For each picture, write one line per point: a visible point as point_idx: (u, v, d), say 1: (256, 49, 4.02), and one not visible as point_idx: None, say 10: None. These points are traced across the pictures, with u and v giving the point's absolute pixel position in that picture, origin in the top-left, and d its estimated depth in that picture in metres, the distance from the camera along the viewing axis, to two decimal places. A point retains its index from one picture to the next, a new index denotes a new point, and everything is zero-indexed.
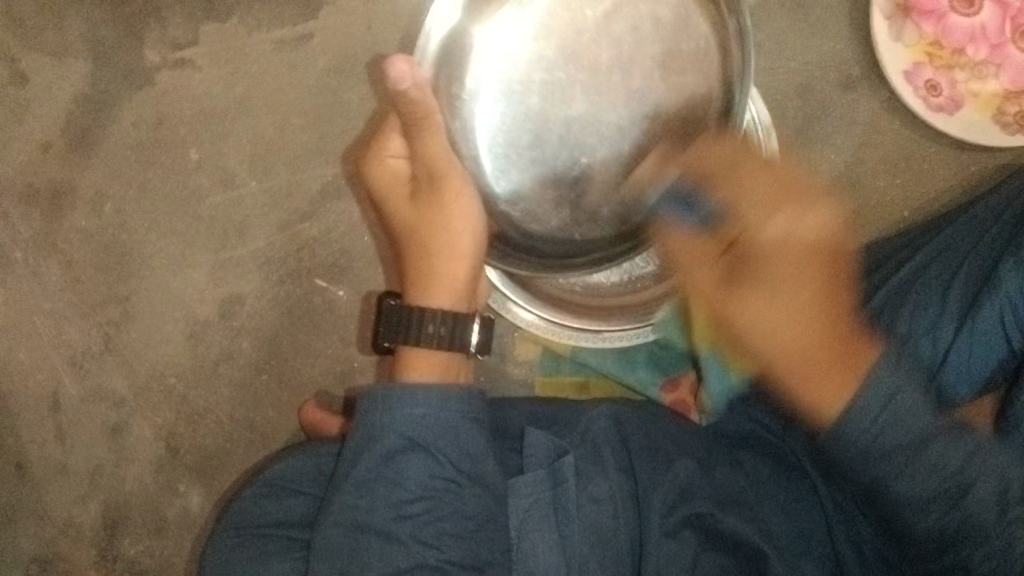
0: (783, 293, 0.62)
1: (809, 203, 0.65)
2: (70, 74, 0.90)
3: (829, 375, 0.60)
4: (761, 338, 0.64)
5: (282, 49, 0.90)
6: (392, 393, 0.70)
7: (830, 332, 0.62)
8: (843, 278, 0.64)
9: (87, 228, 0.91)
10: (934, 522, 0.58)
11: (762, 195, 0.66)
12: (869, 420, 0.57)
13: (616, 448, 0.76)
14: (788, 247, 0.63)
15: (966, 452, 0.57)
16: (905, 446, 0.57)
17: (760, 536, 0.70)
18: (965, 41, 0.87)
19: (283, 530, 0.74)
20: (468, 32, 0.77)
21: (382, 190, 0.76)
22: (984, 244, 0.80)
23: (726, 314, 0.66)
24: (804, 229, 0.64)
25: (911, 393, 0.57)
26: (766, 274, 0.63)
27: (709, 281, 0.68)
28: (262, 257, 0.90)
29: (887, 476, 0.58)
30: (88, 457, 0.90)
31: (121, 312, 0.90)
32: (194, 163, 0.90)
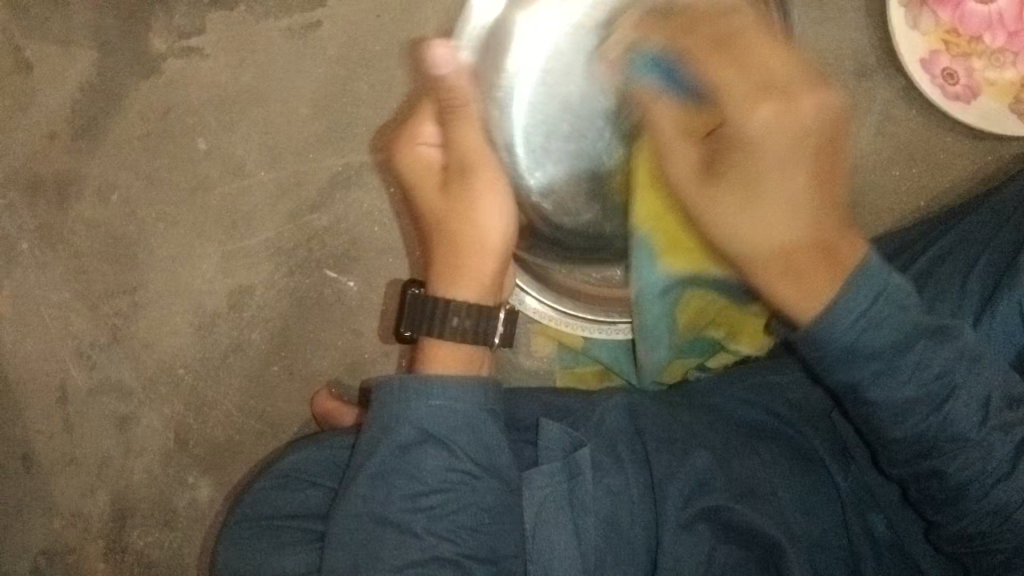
0: (756, 193, 0.60)
1: (796, 95, 0.59)
2: (76, 61, 0.89)
3: (807, 274, 0.58)
4: (730, 235, 0.62)
5: (291, 37, 0.89)
6: (407, 385, 0.69)
7: (816, 242, 0.59)
8: (832, 164, 0.60)
9: (94, 218, 0.90)
10: (915, 429, 0.59)
11: (748, 83, 0.60)
12: (859, 313, 0.56)
13: (631, 440, 0.75)
14: (767, 158, 0.59)
15: (951, 357, 0.59)
16: (887, 350, 0.57)
17: (778, 529, 0.69)
18: (982, 29, 0.86)
19: (294, 519, 0.72)
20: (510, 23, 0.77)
21: (410, 176, 0.76)
22: (1003, 235, 0.78)
23: (710, 223, 0.63)
24: (804, 113, 0.58)
25: (898, 290, 0.57)
26: (738, 155, 0.61)
27: (691, 179, 0.64)
28: (271, 247, 0.89)
29: (869, 377, 0.58)
30: (97, 449, 0.90)
31: (129, 303, 0.90)
32: (202, 153, 0.89)
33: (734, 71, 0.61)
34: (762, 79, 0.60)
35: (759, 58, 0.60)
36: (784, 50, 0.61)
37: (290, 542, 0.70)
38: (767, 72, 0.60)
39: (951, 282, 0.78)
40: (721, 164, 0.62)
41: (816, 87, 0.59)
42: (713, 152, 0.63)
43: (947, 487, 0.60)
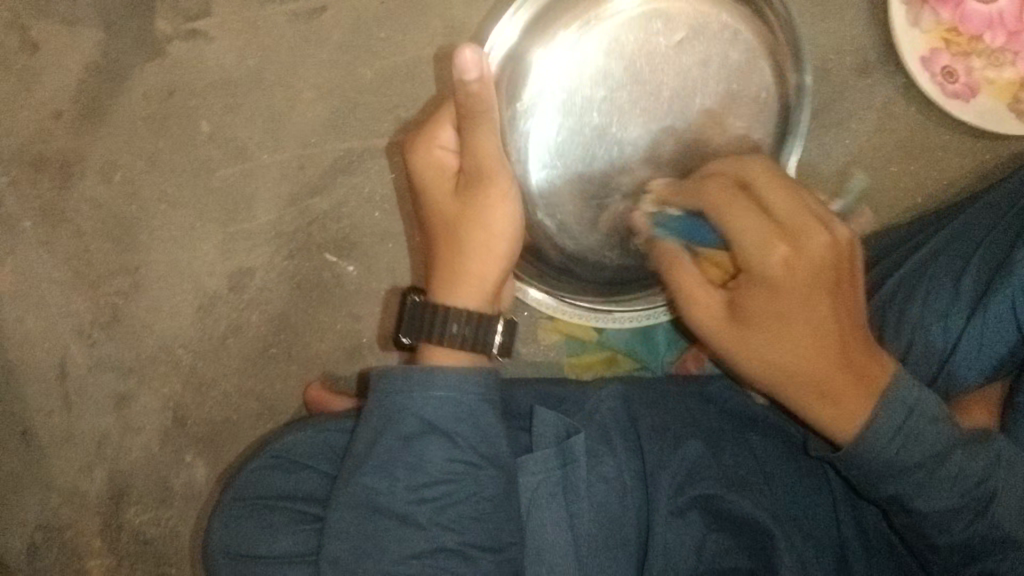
0: (792, 327, 0.63)
1: (803, 232, 0.62)
2: (82, 42, 0.90)
3: (840, 395, 0.62)
4: (751, 355, 0.66)
5: (296, 22, 0.90)
6: (402, 376, 0.68)
7: (842, 355, 0.62)
8: (849, 292, 0.64)
9: (97, 198, 0.90)
10: (962, 532, 0.61)
11: (757, 228, 0.63)
12: (892, 433, 0.60)
13: (622, 427, 0.76)
14: (813, 329, 0.63)
15: (989, 461, 0.61)
16: (923, 462, 0.60)
17: (772, 518, 0.69)
18: (982, 29, 0.87)
19: (289, 501, 0.73)
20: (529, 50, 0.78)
21: (424, 178, 0.75)
22: (998, 231, 0.79)
23: (749, 337, 0.65)
24: (816, 250, 0.62)
25: (926, 407, 0.61)
26: (764, 305, 0.64)
27: (720, 308, 0.67)
28: (271, 231, 0.90)
29: (913, 489, 0.60)
30: (95, 427, 0.91)
31: (130, 283, 0.90)
32: (204, 135, 0.90)
33: (752, 211, 0.64)
34: (776, 222, 0.63)
35: (766, 205, 0.64)
36: (784, 179, 0.65)
37: (285, 525, 0.71)
38: (779, 213, 0.63)
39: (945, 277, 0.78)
40: (760, 316, 0.64)
41: (835, 220, 0.64)
42: (733, 298, 0.67)
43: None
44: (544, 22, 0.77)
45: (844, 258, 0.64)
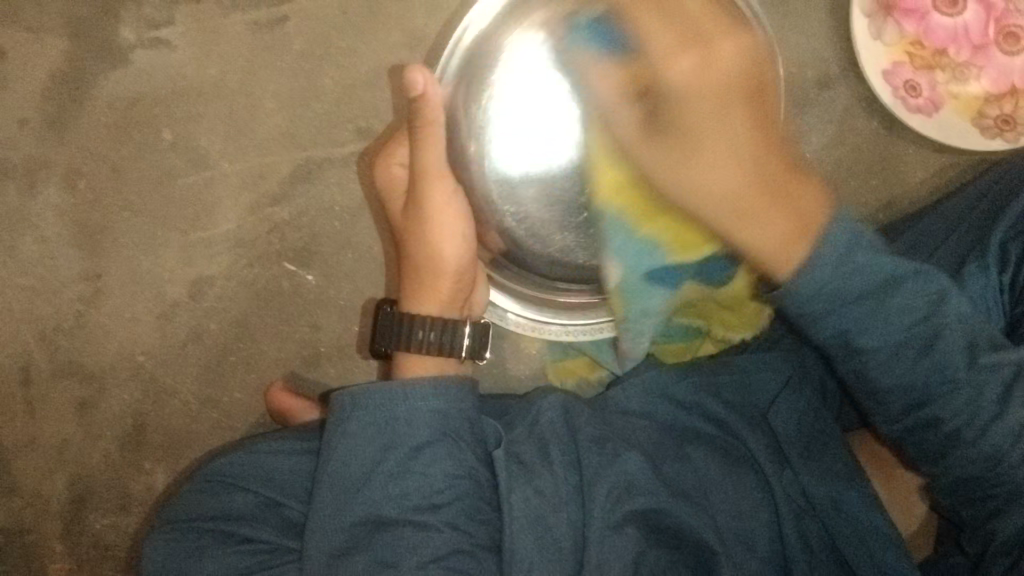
0: (702, 129, 0.64)
1: (712, 41, 0.67)
2: (48, 49, 0.91)
3: (753, 211, 0.62)
4: (677, 178, 0.66)
5: (258, 30, 0.90)
6: (372, 395, 0.70)
7: (765, 182, 0.62)
8: (765, 116, 0.65)
9: (60, 205, 0.91)
10: (906, 373, 0.61)
11: (670, 31, 0.69)
12: (831, 266, 0.59)
13: (563, 441, 0.75)
14: (698, 89, 0.65)
15: (932, 299, 0.61)
16: (872, 293, 0.59)
17: (714, 531, 0.71)
18: (947, 42, 0.86)
19: (218, 525, 0.70)
20: (498, 50, 0.78)
21: (383, 194, 0.77)
22: (951, 244, 0.79)
23: (681, 177, 0.66)
24: (723, 58, 0.66)
25: (865, 245, 0.60)
26: (685, 118, 0.66)
27: (643, 142, 0.69)
28: (232, 239, 0.91)
29: (860, 321, 0.60)
30: (57, 431, 0.91)
31: (92, 289, 0.91)
32: (167, 143, 0.91)
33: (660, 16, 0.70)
34: (690, 33, 0.68)
35: (715, 52, 0.66)
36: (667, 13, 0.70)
37: (213, 553, 0.68)
38: (698, 32, 0.68)
39: None
40: (674, 125, 0.66)
41: (723, 36, 0.68)
42: (650, 109, 0.69)
43: (943, 435, 0.63)
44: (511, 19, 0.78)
45: (759, 70, 0.68)
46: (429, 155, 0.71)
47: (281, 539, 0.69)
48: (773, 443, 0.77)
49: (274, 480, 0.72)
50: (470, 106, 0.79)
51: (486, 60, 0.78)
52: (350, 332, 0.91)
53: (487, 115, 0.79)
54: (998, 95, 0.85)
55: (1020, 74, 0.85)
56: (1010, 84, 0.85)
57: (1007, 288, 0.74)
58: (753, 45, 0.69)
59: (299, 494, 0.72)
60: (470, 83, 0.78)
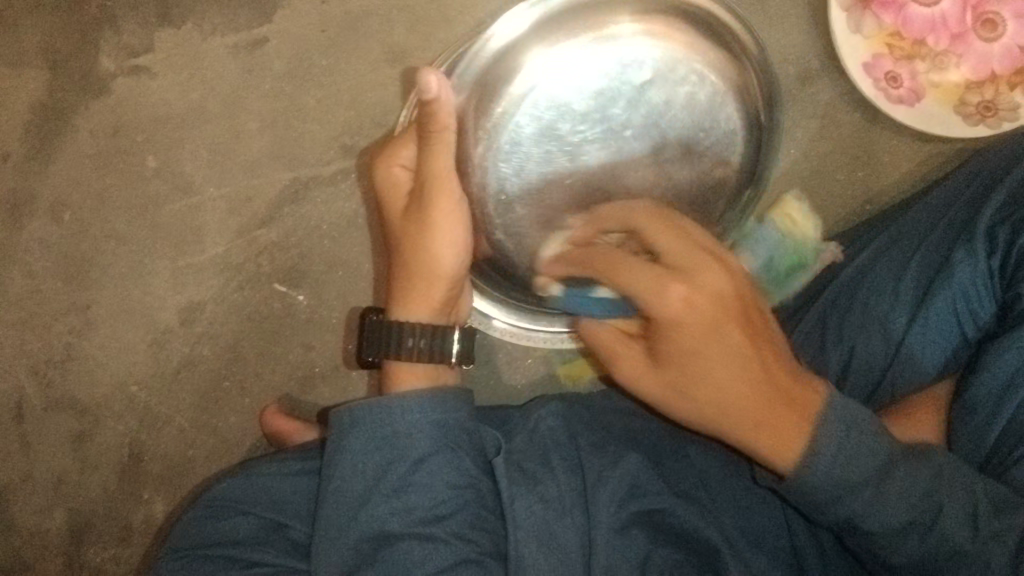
0: (707, 353, 0.60)
1: (695, 270, 0.61)
2: (27, 82, 0.90)
3: (781, 428, 0.59)
4: (688, 395, 0.63)
5: (237, 53, 0.89)
6: (369, 410, 0.69)
7: (767, 382, 0.60)
8: (760, 326, 0.62)
9: (46, 237, 0.91)
10: (916, 549, 0.58)
11: (684, 248, 0.62)
12: (834, 457, 0.57)
13: (564, 449, 0.76)
14: (687, 325, 0.60)
15: (931, 477, 0.59)
16: (870, 479, 0.57)
17: (720, 532, 0.70)
18: (925, 31, 0.86)
19: (220, 549, 0.68)
20: (527, 51, 0.74)
21: (383, 194, 0.74)
22: (941, 232, 0.78)
23: (668, 403, 0.65)
24: (712, 288, 0.60)
25: (870, 427, 0.58)
26: (686, 346, 0.60)
27: (636, 364, 0.66)
28: (221, 263, 0.90)
29: (862, 507, 0.58)
30: (53, 466, 0.91)
31: (83, 320, 0.91)
32: (151, 170, 0.90)
33: (679, 232, 0.64)
34: (703, 248, 0.62)
35: (691, 236, 0.63)
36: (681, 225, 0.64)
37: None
38: (700, 248, 0.62)
39: (886, 285, 0.79)
40: (668, 357, 0.62)
41: (715, 265, 0.61)
42: (648, 334, 0.64)
43: None
44: (550, 24, 0.74)
45: (747, 297, 0.62)
46: (439, 161, 0.68)
47: (285, 559, 0.68)
48: None
49: (279, 501, 0.72)
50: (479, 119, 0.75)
51: (514, 59, 0.74)
52: (344, 350, 0.90)
53: (497, 125, 0.75)
54: (978, 82, 0.85)
55: (999, 60, 0.85)
56: (990, 71, 0.85)
57: (996, 272, 0.73)
58: (741, 278, 0.62)
59: (300, 515, 0.71)
60: (485, 92, 0.75)
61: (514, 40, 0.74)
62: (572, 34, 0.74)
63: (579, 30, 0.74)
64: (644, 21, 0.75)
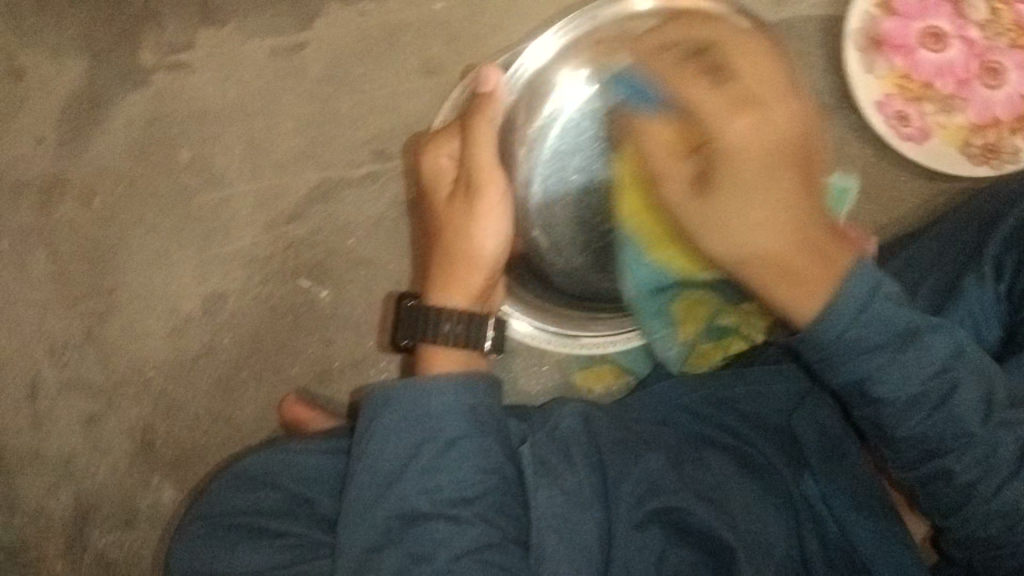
0: (746, 176, 0.61)
1: (764, 104, 0.62)
2: (67, 69, 0.93)
3: (806, 277, 0.60)
4: (721, 230, 0.63)
5: (276, 56, 0.93)
6: (405, 391, 0.71)
7: (800, 234, 0.61)
8: (805, 169, 0.63)
9: (74, 221, 0.92)
10: (919, 426, 0.61)
11: (726, 100, 0.63)
12: (854, 314, 0.58)
13: (586, 446, 0.76)
14: (749, 147, 0.61)
15: (950, 353, 0.61)
16: (888, 343, 0.59)
17: (735, 533, 0.71)
18: (932, 75, 0.92)
19: (250, 520, 0.70)
20: (556, 73, 0.85)
21: (429, 183, 0.78)
22: (946, 260, 0.82)
23: (710, 237, 0.65)
24: (782, 125, 0.61)
25: (886, 290, 0.60)
26: (730, 170, 0.62)
27: (681, 188, 0.67)
28: (247, 255, 0.92)
29: (881, 367, 0.59)
30: (63, 447, 0.91)
31: (104, 304, 0.92)
32: (184, 161, 0.92)
33: (762, 69, 0.64)
34: (745, 97, 0.62)
35: (728, 79, 0.64)
36: (762, 55, 0.65)
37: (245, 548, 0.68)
38: (752, 90, 0.63)
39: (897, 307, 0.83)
40: (723, 176, 0.62)
41: (789, 100, 0.63)
42: (704, 168, 0.65)
43: (954, 487, 0.62)
44: (577, 50, 0.85)
45: (807, 134, 0.63)
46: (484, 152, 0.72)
47: (311, 532, 0.69)
48: (788, 454, 0.79)
49: (304, 477, 0.72)
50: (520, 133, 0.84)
51: (546, 82, 0.84)
52: (364, 347, 0.92)
53: (535, 142, 0.85)
54: (981, 125, 0.91)
55: (1001, 106, 0.91)
56: (993, 115, 0.91)
57: (1004, 297, 0.78)
58: (808, 114, 0.64)
59: (327, 490, 0.71)
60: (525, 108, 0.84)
61: (543, 67, 0.84)
62: (597, 57, 0.84)
63: (603, 52, 0.84)
64: None
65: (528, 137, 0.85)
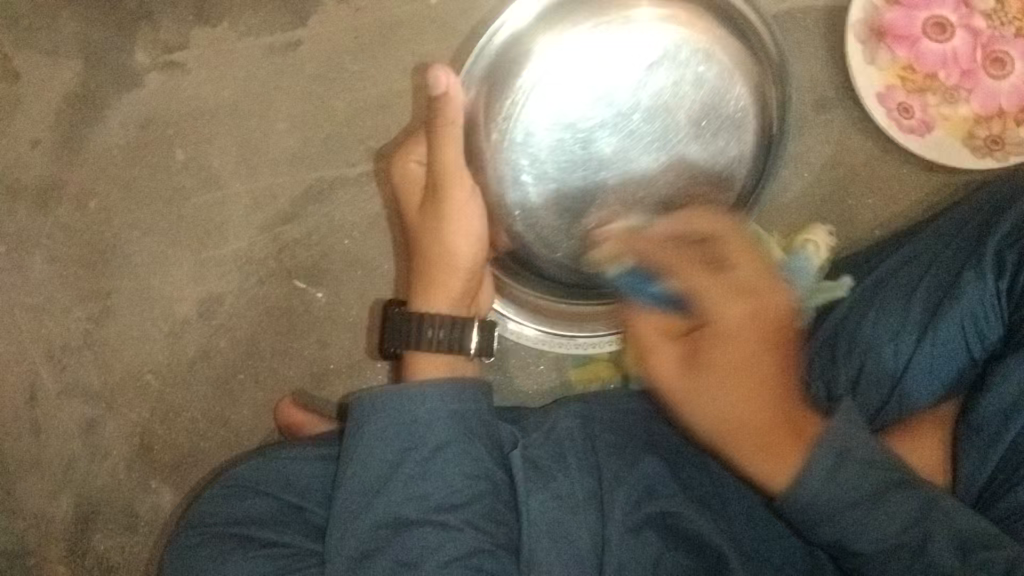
0: (745, 372, 0.63)
1: (767, 295, 0.65)
2: (61, 71, 0.92)
3: (777, 446, 0.62)
4: (695, 401, 0.65)
5: (270, 55, 0.92)
6: (386, 397, 0.70)
7: (780, 401, 0.64)
8: (779, 345, 0.65)
9: (70, 224, 0.92)
10: (897, 574, 0.60)
11: (727, 288, 0.65)
12: (826, 481, 0.60)
13: (581, 447, 0.77)
14: (741, 335, 0.64)
15: (922, 505, 0.60)
16: (860, 501, 0.60)
17: (725, 537, 0.71)
18: (937, 66, 0.90)
19: (242, 528, 0.70)
20: (534, 42, 0.80)
21: (402, 191, 0.78)
22: (946, 258, 0.81)
23: (688, 405, 0.66)
24: (738, 317, 0.64)
25: (863, 452, 0.61)
26: (725, 348, 0.64)
27: (675, 363, 0.66)
28: (243, 257, 0.92)
29: (852, 526, 0.60)
30: (63, 451, 0.91)
31: (101, 308, 0.92)
32: (179, 163, 0.92)
33: (727, 289, 0.65)
34: (743, 287, 0.65)
35: (732, 265, 0.66)
36: (752, 255, 0.67)
37: (236, 556, 0.68)
38: (756, 289, 0.65)
39: (899, 303, 0.82)
40: (700, 352, 0.65)
41: (751, 276, 0.66)
42: (695, 347, 0.66)
43: None
44: (557, 15, 0.80)
45: (789, 315, 0.66)
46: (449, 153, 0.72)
47: (304, 543, 0.70)
48: None
49: (296, 485, 0.73)
50: (490, 109, 0.81)
51: (521, 52, 0.80)
52: (361, 348, 0.91)
53: (509, 117, 0.80)
54: (986, 116, 0.89)
55: (1006, 97, 0.89)
56: (998, 106, 0.89)
57: (1003, 294, 0.76)
58: (780, 287, 0.67)
59: (319, 500, 0.72)
60: (498, 84, 0.81)
61: (520, 36, 0.80)
62: (576, 25, 0.80)
63: (584, 22, 0.80)
64: (658, 7, 0.81)
65: (501, 120, 0.80)
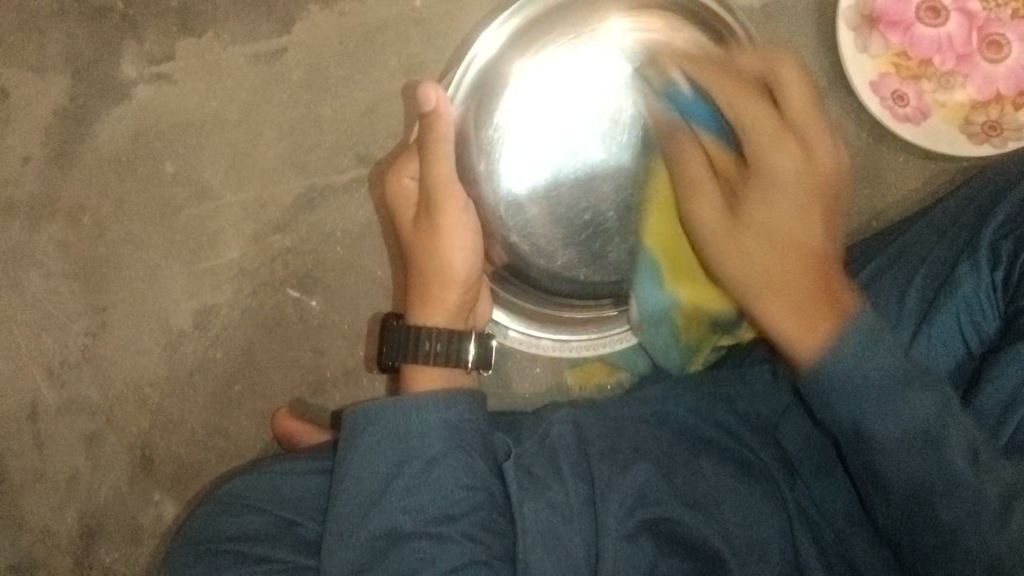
0: (775, 224, 0.71)
1: (772, 163, 0.72)
2: (50, 87, 0.92)
3: (803, 297, 0.68)
4: (722, 258, 0.74)
5: (256, 63, 0.91)
6: (382, 411, 0.71)
7: (814, 249, 0.70)
8: (829, 211, 0.72)
9: (65, 240, 0.92)
10: (909, 467, 0.61)
11: (789, 138, 0.72)
12: (850, 354, 0.63)
13: (576, 453, 0.76)
14: (793, 190, 0.71)
15: (942, 403, 0.61)
16: (884, 379, 0.62)
17: (723, 541, 0.71)
18: (931, 52, 0.88)
19: (237, 545, 0.70)
20: (508, 65, 0.82)
21: (394, 206, 0.78)
22: (946, 246, 0.80)
23: (723, 260, 0.74)
24: (821, 164, 0.72)
25: (879, 334, 0.64)
26: (762, 194, 0.72)
27: (710, 203, 0.75)
28: (236, 267, 0.92)
29: (871, 408, 0.61)
30: (66, 465, 0.92)
31: (98, 322, 0.92)
32: (170, 175, 0.92)
33: (771, 200, 0.71)
34: (793, 127, 0.73)
35: (810, 144, 0.72)
36: (819, 123, 0.73)
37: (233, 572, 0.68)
38: (813, 151, 0.72)
39: (892, 299, 0.80)
40: (739, 213, 0.73)
41: (817, 140, 0.73)
42: (734, 193, 0.74)
43: (938, 534, 0.60)
44: (527, 35, 0.82)
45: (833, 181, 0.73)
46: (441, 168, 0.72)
47: (299, 558, 0.69)
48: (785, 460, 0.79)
49: (290, 500, 0.73)
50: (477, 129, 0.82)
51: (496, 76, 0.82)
52: (357, 356, 0.92)
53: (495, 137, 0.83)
54: (984, 101, 0.87)
55: (1003, 81, 0.87)
56: (995, 91, 0.87)
57: (1000, 286, 0.74)
58: (840, 154, 0.74)
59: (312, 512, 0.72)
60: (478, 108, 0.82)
61: (494, 57, 0.82)
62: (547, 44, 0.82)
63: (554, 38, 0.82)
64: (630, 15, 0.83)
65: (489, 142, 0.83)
